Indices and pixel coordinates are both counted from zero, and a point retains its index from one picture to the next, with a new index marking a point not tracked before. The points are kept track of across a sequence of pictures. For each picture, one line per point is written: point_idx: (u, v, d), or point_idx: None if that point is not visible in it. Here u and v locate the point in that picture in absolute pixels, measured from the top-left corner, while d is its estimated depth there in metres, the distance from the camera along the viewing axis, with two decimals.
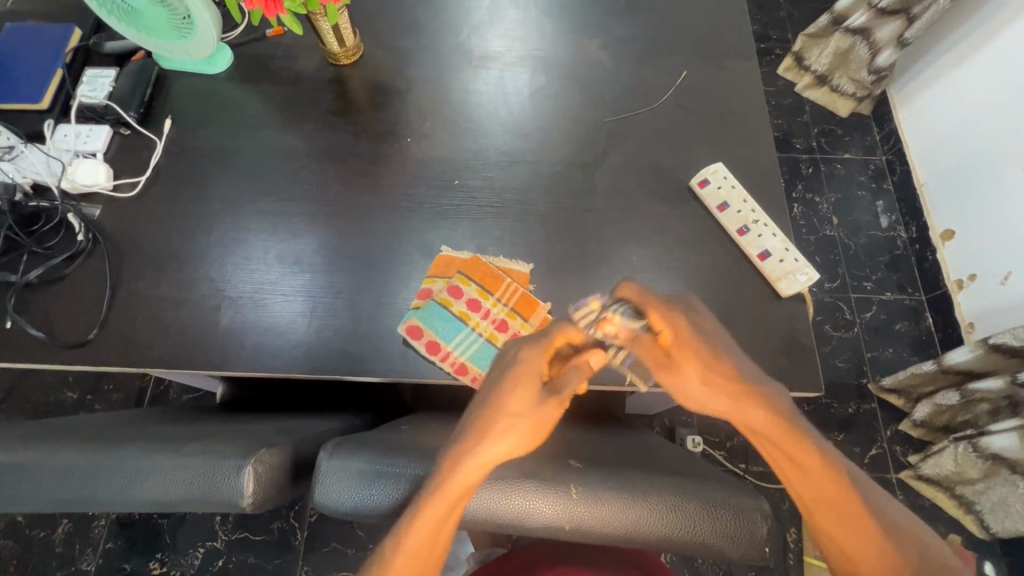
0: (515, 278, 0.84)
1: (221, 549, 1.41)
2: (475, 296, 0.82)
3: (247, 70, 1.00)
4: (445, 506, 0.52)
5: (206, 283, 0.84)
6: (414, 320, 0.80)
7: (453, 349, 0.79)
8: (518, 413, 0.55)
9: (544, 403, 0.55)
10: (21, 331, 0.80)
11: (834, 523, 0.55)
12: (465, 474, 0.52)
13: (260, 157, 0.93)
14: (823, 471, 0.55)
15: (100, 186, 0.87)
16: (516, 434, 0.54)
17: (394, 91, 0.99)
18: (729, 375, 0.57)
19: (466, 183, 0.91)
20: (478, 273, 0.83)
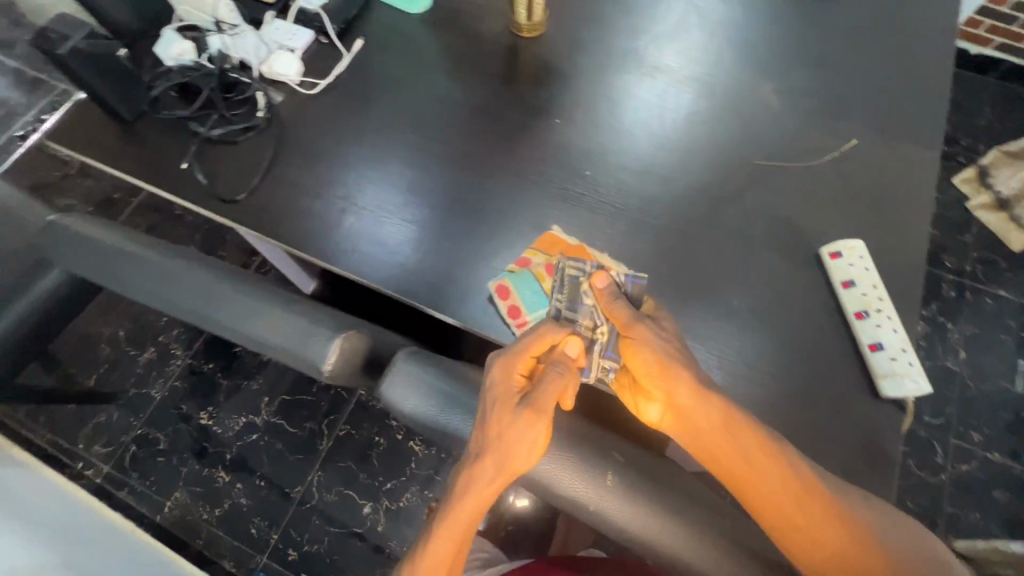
0: None
1: (259, 426, 1.55)
2: None
3: (439, 18, 1.08)
4: (456, 522, 0.62)
5: (341, 186, 0.93)
6: (506, 282, 0.83)
7: (531, 320, 0.81)
8: (508, 429, 0.62)
9: (523, 414, 0.62)
10: (190, 174, 0.94)
11: (795, 512, 0.62)
12: (484, 491, 0.62)
13: (423, 96, 1.01)
14: (772, 470, 0.63)
15: (291, 80, 0.99)
16: (513, 452, 0.62)
17: (561, 75, 1.03)
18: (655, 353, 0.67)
19: (596, 177, 0.93)
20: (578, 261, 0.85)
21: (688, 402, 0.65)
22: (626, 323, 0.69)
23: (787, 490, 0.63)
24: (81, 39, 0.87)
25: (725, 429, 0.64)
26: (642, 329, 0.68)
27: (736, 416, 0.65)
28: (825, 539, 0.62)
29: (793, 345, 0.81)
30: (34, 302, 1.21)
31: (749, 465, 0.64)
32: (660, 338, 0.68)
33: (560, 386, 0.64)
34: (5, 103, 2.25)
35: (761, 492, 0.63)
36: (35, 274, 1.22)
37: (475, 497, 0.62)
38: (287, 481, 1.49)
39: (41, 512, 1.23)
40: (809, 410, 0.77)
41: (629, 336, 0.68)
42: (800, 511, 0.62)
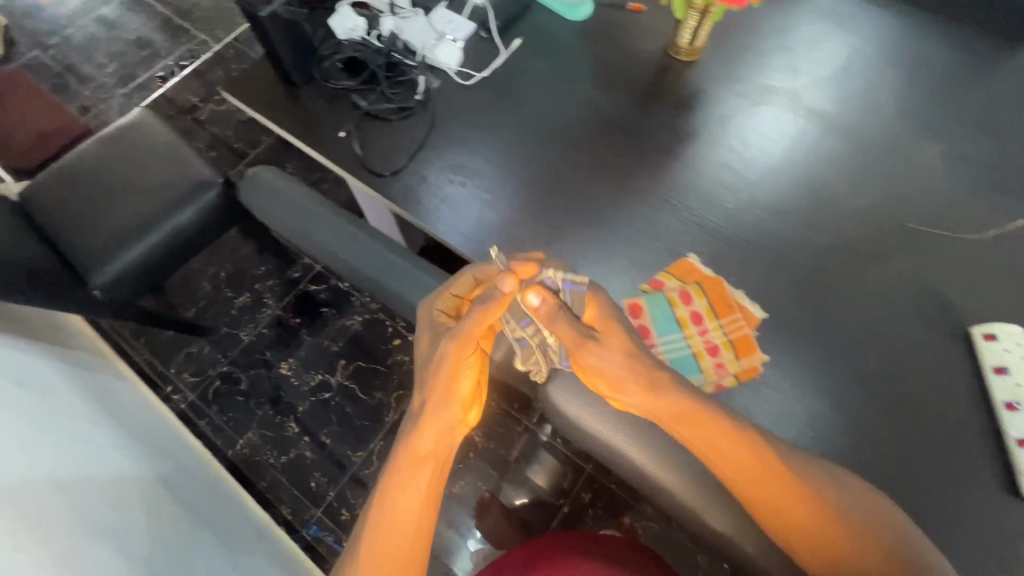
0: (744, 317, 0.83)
1: (332, 386, 1.62)
2: (702, 310, 0.81)
3: (596, 29, 1.10)
4: (404, 464, 0.72)
5: (485, 179, 0.96)
6: (638, 300, 0.83)
7: (659, 343, 0.80)
8: (438, 370, 0.74)
9: (443, 349, 0.72)
10: (345, 144, 0.99)
11: (769, 500, 0.66)
12: (425, 428, 0.73)
13: (571, 104, 1.03)
14: (732, 454, 0.67)
15: (450, 68, 1.03)
16: (455, 395, 0.74)
17: (711, 105, 1.02)
18: (602, 369, 0.70)
19: (736, 212, 0.92)
20: (712, 293, 0.84)
21: (613, 380, 0.70)
22: (573, 342, 0.70)
23: (753, 469, 0.66)
24: (280, 6, 0.96)
25: (682, 416, 0.67)
26: (584, 349, 0.69)
27: (694, 406, 0.67)
28: (797, 514, 0.66)
29: (927, 422, 0.77)
30: (169, 232, 1.31)
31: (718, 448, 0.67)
32: (604, 357, 0.69)
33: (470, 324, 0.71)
34: (151, 46, 2.44)
35: (731, 472, 0.67)
36: (175, 208, 1.32)
37: (419, 435, 0.73)
38: (351, 444, 1.55)
39: (155, 438, 1.32)
40: (936, 493, 0.74)
41: (580, 354, 0.70)
42: (768, 488, 0.66)
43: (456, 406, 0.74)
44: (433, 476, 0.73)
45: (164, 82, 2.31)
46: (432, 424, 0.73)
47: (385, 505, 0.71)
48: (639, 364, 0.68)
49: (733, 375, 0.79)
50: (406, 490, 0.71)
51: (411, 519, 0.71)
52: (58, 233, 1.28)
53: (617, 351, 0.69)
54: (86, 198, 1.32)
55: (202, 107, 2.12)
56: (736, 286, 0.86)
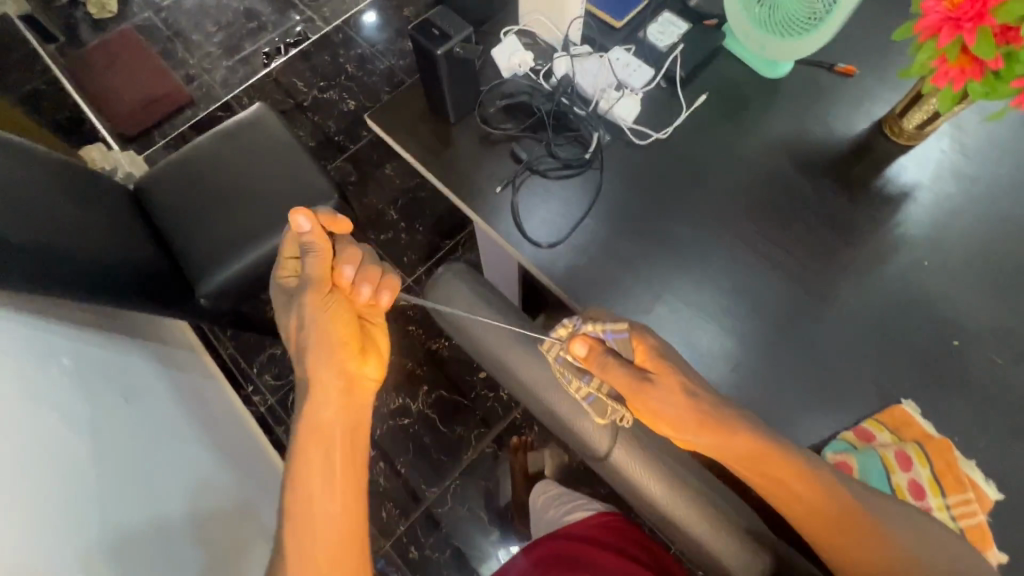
0: (977, 499, 0.70)
1: (412, 412, 1.55)
2: (924, 484, 0.71)
3: (796, 93, 0.94)
4: (343, 469, 0.67)
5: (654, 266, 0.85)
6: (847, 457, 0.73)
7: None
8: (356, 363, 0.72)
9: (313, 306, 0.71)
10: (501, 201, 0.89)
11: (818, 521, 0.66)
12: (336, 412, 0.69)
13: (761, 183, 0.89)
14: (790, 492, 0.67)
15: (625, 123, 0.89)
16: (348, 371, 0.71)
17: (935, 204, 0.84)
18: (671, 418, 0.70)
19: (965, 351, 0.77)
20: (941, 462, 0.72)
21: (670, 421, 0.70)
22: (630, 390, 0.71)
23: (816, 506, 0.66)
24: (458, 41, 0.79)
25: (743, 457, 0.68)
26: (643, 395, 0.70)
27: (758, 447, 0.67)
28: (863, 560, 0.64)
29: None
30: (277, 247, 1.25)
31: (761, 471, 0.67)
32: (665, 397, 0.69)
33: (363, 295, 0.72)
34: (258, 18, 2.38)
35: (795, 508, 0.67)
36: (287, 221, 1.25)
37: (325, 417, 0.69)
38: (426, 477, 1.49)
39: (234, 447, 1.29)
40: None
41: (639, 398, 0.71)
42: (831, 525, 0.65)
43: (352, 388, 0.71)
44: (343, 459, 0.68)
45: (268, 59, 2.25)
46: (343, 409, 0.70)
47: (295, 487, 0.66)
48: (696, 404, 0.69)
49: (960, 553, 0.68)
50: (321, 475, 0.66)
51: (337, 511, 0.66)
52: (169, 234, 1.24)
53: (673, 391, 0.69)
54: (198, 199, 1.27)
55: (306, 93, 2.05)
56: (954, 449, 0.72)
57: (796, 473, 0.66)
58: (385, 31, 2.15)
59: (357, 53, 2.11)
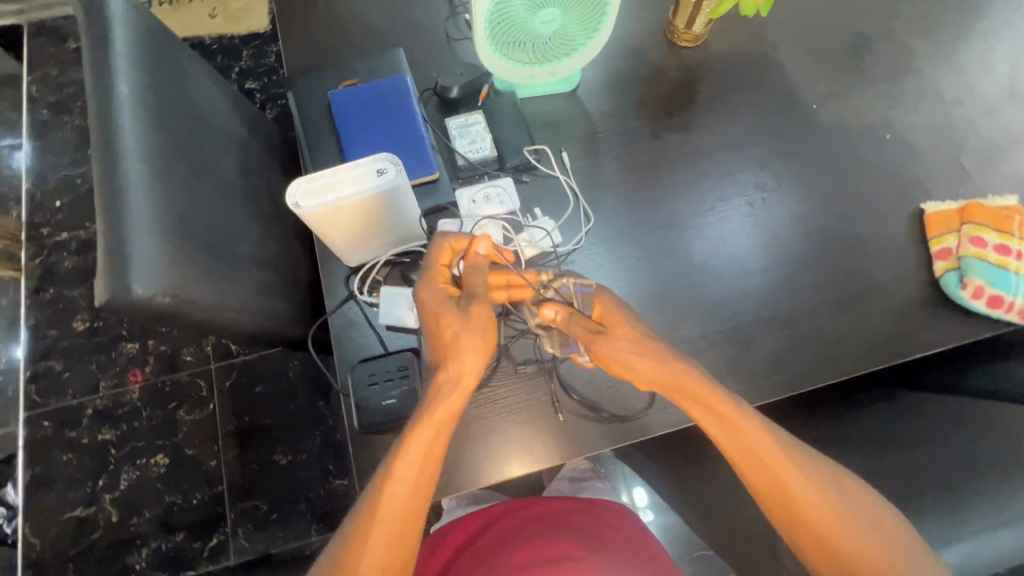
0: (1014, 212, 0.80)
1: None
2: (1002, 241, 0.77)
3: (604, 80, 0.90)
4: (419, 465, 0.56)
5: (719, 307, 0.78)
6: (976, 281, 0.75)
7: (1014, 298, 0.75)
8: (458, 330, 0.61)
9: (472, 311, 0.62)
10: (570, 417, 0.73)
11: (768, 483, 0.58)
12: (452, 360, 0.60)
13: (678, 166, 0.86)
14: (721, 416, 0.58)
15: (556, 244, 0.78)
16: (465, 344, 0.60)
17: (767, 59, 0.91)
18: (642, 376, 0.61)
19: (897, 134, 0.87)
20: (987, 218, 0.79)
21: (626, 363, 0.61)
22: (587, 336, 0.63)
23: (790, 487, 0.57)
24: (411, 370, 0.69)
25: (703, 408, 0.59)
26: (602, 340, 0.62)
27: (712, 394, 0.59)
28: (797, 501, 0.57)
29: None
30: None
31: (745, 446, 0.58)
32: (636, 348, 0.61)
33: (482, 287, 0.64)
34: None
35: (745, 461, 0.58)
36: None
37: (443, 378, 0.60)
38: None
39: None
40: None
41: (596, 341, 0.63)
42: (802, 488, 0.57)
43: (463, 360, 0.60)
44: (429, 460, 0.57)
45: None
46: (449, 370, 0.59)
47: (400, 454, 0.56)
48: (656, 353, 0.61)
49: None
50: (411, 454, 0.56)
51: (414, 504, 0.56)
52: None
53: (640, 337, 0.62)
54: None
55: (100, 509, 1.46)
56: (976, 189, 0.84)
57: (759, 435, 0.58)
58: (84, 364, 1.57)
59: (90, 416, 1.52)
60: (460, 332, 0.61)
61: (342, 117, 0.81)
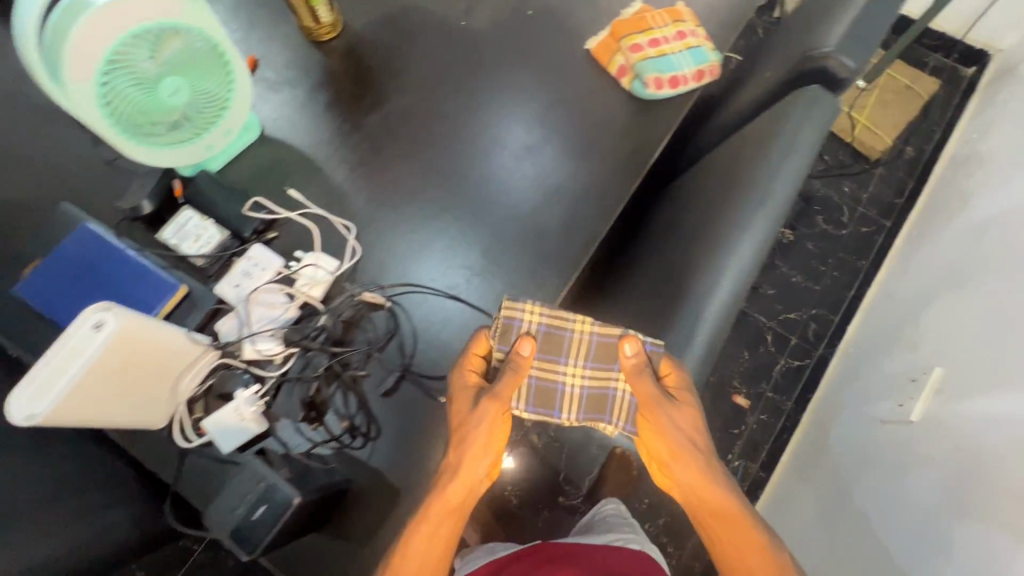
0: (645, 11, 0.95)
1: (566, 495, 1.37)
2: (650, 37, 0.91)
3: (282, 109, 0.89)
4: (423, 541, 0.60)
5: (501, 222, 0.83)
6: (652, 76, 0.88)
7: (684, 70, 0.89)
8: (466, 420, 0.64)
9: (479, 408, 0.63)
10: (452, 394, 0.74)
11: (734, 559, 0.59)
12: (468, 447, 0.63)
13: (394, 137, 0.88)
14: (714, 512, 0.61)
15: (337, 268, 0.77)
16: (471, 449, 0.63)
17: (402, 8, 0.96)
18: (689, 448, 0.64)
19: (536, 5, 0.97)
20: (631, 27, 0.92)
21: (666, 432, 0.64)
22: (652, 403, 0.63)
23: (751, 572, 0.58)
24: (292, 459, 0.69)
25: (713, 510, 0.61)
26: (660, 413, 0.63)
27: (728, 500, 0.61)
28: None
29: None
30: None
31: (728, 528, 0.60)
32: (678, 426, 0.64)
33: (505, 385, 0.64)
34: None
35: (722, 537, 0.60)
36: None
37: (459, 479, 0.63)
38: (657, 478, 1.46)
39: None
40: None
41: (654, 411, 0.64)
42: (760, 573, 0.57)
43: (480, 454, 0.64)
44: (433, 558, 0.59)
45: None
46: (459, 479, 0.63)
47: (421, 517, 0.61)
48: (702, 450, 0.64)
49: (694, 24, 0.94)
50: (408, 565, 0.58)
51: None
52: None
53: (689, 411, 0.64)
54: None
55: None
56: (615, 10, 0.97)
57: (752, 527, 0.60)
58: None
59: None
60: (467, 428, 0.64)
61: (49, 297, 0.71)
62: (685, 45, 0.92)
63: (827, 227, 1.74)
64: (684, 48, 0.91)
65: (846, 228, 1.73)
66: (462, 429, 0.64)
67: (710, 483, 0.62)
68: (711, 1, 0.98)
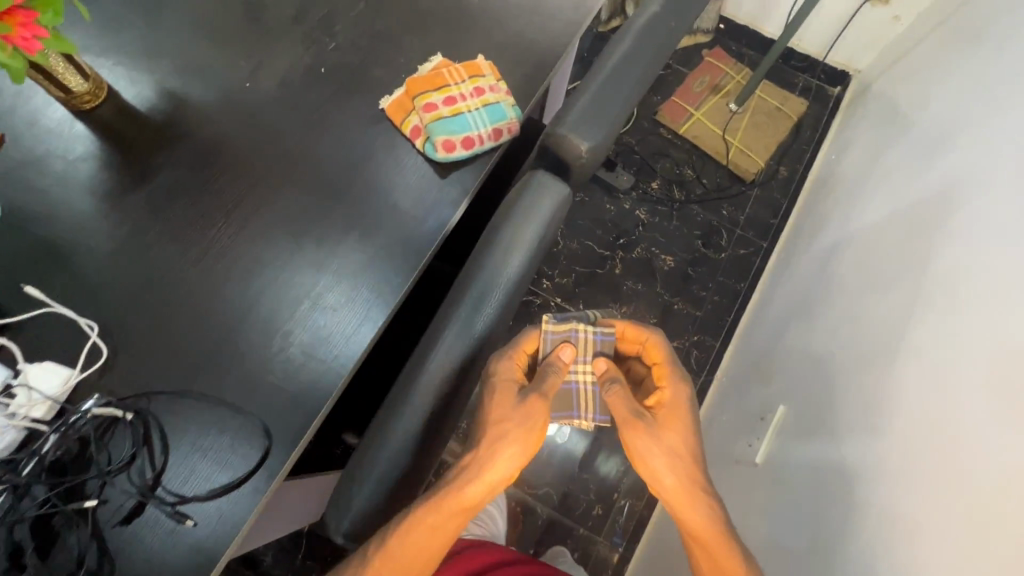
0: (444, 66, 0.90)
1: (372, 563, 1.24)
2: (444, 95, 0.86)
3: (29, 190, 0.79)
4: (438, 515, 0.69)
5: (278, 306, 0.77)
6: (442, 139, 0.84)
7: (479, 130, 0.86)
8: (512, 420, 0.72)
9: (528, 404, 0.73)
10: (205, 513, 0.66)
11: (698, 545, 0.71)
12: (501, 442, 0.71)
13: (161, 216, 0.80)
14: (695, 533, 0.71)
15: (73, 378, 0.68)
16: (511, 435, 0.71)
17: (183, 72, 0.88)
18: (679, 454, 0.74)
19: (330, 63, 0.91)
20: (425, 84, 0.87)
21: (646, 453, 0.74)
22: (628, 425, 0.76)
23: (716, 555, 0.70)
24: None
25: (698, 531, 0.71)
26: (637, 435, 0.74)
27: (713, 519, 0.71)
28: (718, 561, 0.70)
29: None
30: None
31: (701, 532, 0.71)
32: (655, 444, 0.74)
33: (553, 384, 0.76)
34: None
35: (699, 536, 0.71)
36: None
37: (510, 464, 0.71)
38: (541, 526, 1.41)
39: None
40: None
41: (633, 437, 0.75)
42: (722, 554, 0.70)
43: (506, 453, 0.71)
44: (446, 524, 0.69)
45: None
46: (482, 477, 0.70)
47: (428, 510, 0.69)
48: (682, 455, 0.74)
49: (496, 81, 0.91)
50: (436, 516, 0.69)
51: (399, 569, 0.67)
52: None
53: (670, 437, 0.75)
54: None
55: None
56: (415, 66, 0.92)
57: (724, 528, 0.71)
58: None
59: None
60: (500, 423, 0.73)
61: None
62: (483, 104, 0.87)
63: (707, 252, 1.74)
64: (483, 107, 0.87)
65: (725, 252, 1.74)
66: (494, 416, 0.73)
67: (688, 486, 0.73)
68: (517, 55, 0.95)
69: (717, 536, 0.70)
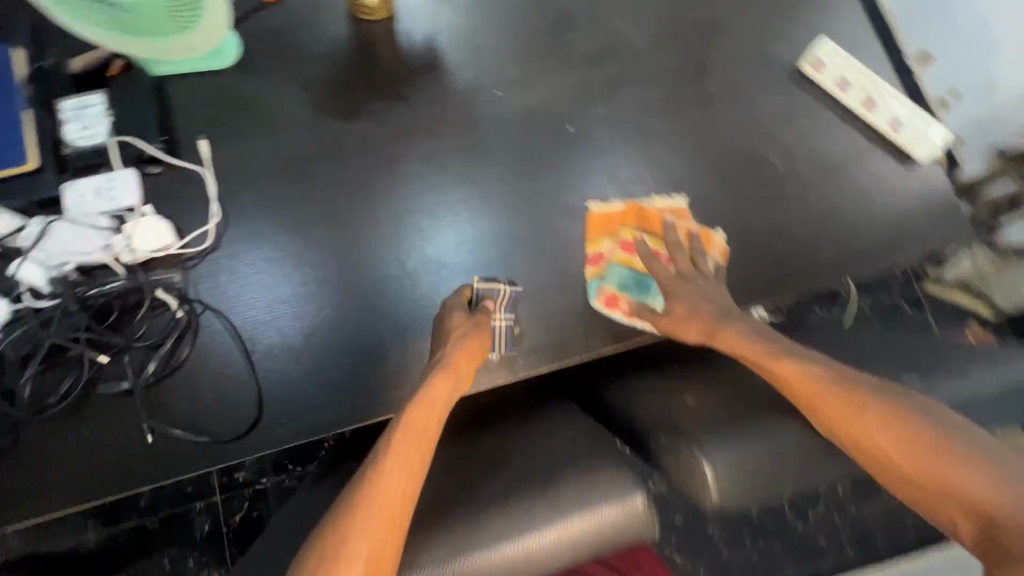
0: (676, 215, 0.79)
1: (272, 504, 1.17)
2: (651, 245, 0.78)
3: (267, 55, 0.80)
4: (408, 441, 0.61)
5: (356, 315, 0.73)
6: (608, 289, 0.75)
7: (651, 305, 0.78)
8: (446, 347, 0.68)
9: (464, 335, 0.68)
10: (164, 440, 0.66)
11: (910, 458, 0.58)
12: (450, 373, 0.65)
13: (337, 159, 0.77)
14: (898, 435, 0.59)
15: (171, 248, 0.70)
16: (447, 361, 0.66)
17: (458, 38, 0.83)
18: (828, 379, 0.64)
19: (582, 127, 0.81)
20: (641, 220, 0.79)
21: (804, 368, 0.66)
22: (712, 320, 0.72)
23: (929, 462, 0.57)
24: None
25: (902, 437, 0.59)
26: (733, 335, 0.72)
27: (919, 432, 0.58)
28: (953, 482, 0.55)
29: (838, 168, 0.82)
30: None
31: (897, 439, 0.59)
32: (815, 362, 0.67)
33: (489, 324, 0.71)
34: None
35: (892, 446, 0.59)
36: None
37: (431, 394, 0.64)
38: None
39: None
40: (880, 213, 0.81)
41: (720, 332, 0.72)
42: (941, 458, 0.56)
43: (443, 384, 0.65)
44: (419, 449, 0.61)
45: None
46: (438, 388, 0.64)
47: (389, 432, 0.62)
48: (841, 376, 0.65)
49: (720, 262, 0.77)
50: (407, 440, 0.61)
51: (399, 479, 0.58)
52: None
53: (768, 345, 0.70)
54: None
55: None
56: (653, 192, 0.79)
57: (962, 444, 0.57)
58: None
59: None
60: (445, 351, 0.67)
61: None
62: (694, 280, 0.75)
63: None
64: (693, 283, 0.75)
65: None
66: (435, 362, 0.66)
67: (842, 394, 0.63)
68: (763, 250, 0.78)
69: (941, 441, 0.57)
